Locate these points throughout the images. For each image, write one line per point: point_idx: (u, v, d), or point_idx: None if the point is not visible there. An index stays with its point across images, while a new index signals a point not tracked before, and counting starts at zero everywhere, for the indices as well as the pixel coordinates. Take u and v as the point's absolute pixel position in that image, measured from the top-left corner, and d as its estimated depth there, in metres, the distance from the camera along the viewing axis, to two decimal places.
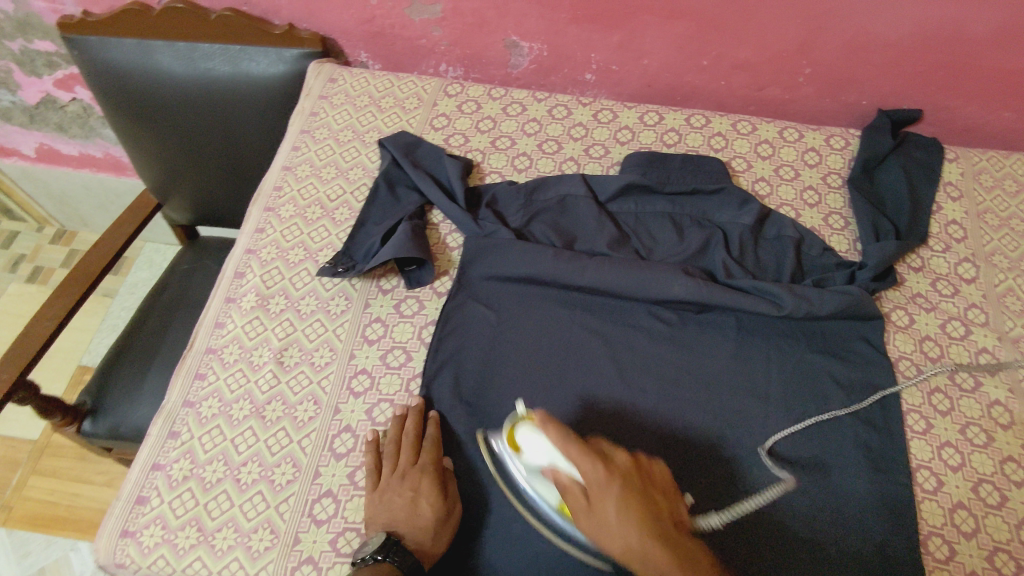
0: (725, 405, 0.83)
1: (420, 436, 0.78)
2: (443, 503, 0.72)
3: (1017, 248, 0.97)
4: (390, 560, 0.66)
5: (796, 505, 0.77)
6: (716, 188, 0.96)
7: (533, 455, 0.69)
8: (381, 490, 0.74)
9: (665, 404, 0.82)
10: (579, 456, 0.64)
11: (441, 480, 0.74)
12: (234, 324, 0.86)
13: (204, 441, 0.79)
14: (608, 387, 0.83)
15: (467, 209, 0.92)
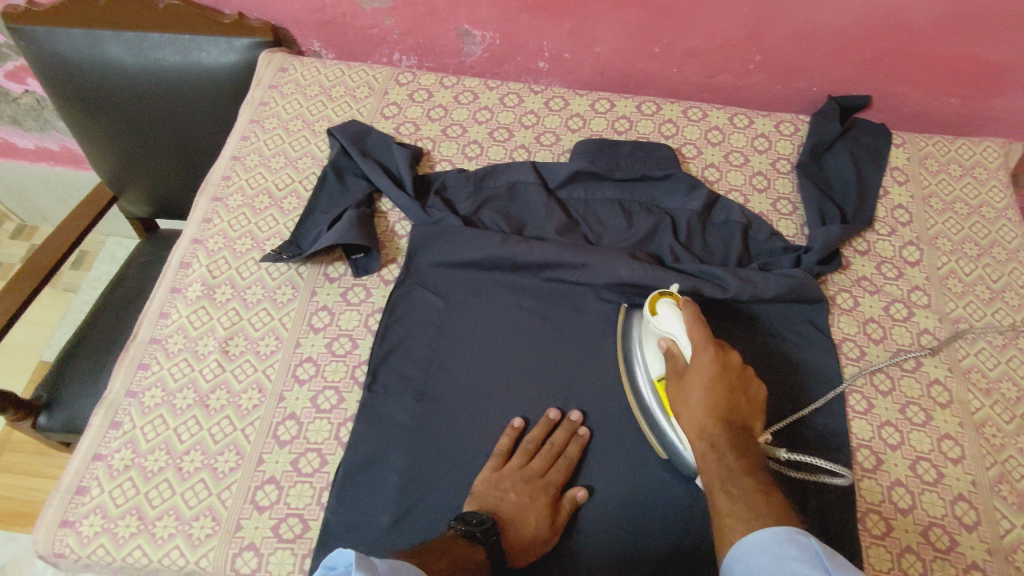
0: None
1: (561, 451, 0.77)
2: (548, 528, 0.71)
3: (959, 231, 0.99)
4: (483, 547, 0.66)
5: None
6: (666, 173, 0.96)
7: (663, 324, 0.78)
8: (500, 478, 0.74)
9: (611, 389, 0.83)
10: (700, 336, 0.74)
11: (556, 505, 0.73)
12: (178, 314, 0.86)
13: (146, 431, 0.78)
14: (554, 372, 0.84)
15: (415, 196, 0.93)
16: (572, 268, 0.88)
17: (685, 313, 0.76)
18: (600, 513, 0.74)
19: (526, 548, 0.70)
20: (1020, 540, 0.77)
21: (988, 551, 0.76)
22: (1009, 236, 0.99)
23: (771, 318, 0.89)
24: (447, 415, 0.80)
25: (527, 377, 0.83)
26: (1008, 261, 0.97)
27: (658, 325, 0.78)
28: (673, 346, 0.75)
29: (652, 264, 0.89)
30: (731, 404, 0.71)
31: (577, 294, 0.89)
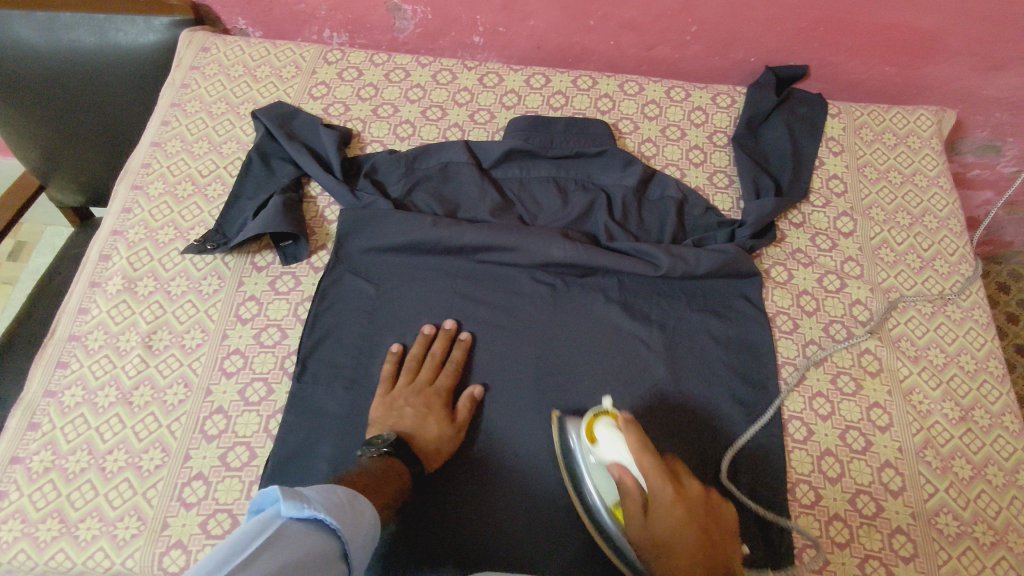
0: (603, 369, 0.83)
1: (444, 359, 0.81)
2: (449, 427, 0.76)
3: (892, 201, 1.00)
4: (394, 458, 0.70)
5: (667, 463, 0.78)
6: (600, 150, 0.95)
7: (607, 452, 0.69)
8: (393, 398, 0.77)
9: (544, 371, 0.82)
10: (652, 467, 0.64)
11: (449, 404, 0.78)
12: (98, 309, 0.83)
13: (66, 431, 0.76)
14: (488, 358, 0.83)
15: (343, 179, 0.91)
16: (505, 249, 0.87)
17: (631, 440, 0.67)
18: (516, 494, 0.76)
19: (437, 453, 0.74)
20: (942, 503, 0.79)
21: (912, 515, 0.78)
22: (939, 205, 1.00)
23: (706, 293, 0.89)
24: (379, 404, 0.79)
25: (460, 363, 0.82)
26: (939, 230, 0.99)
27: (602, 454, 0.69)
28: (623, 476, 0.65)
29: (586, 243, 0.89)
30: (711, 550, 0.61)
31: (509, 275, 0.88)
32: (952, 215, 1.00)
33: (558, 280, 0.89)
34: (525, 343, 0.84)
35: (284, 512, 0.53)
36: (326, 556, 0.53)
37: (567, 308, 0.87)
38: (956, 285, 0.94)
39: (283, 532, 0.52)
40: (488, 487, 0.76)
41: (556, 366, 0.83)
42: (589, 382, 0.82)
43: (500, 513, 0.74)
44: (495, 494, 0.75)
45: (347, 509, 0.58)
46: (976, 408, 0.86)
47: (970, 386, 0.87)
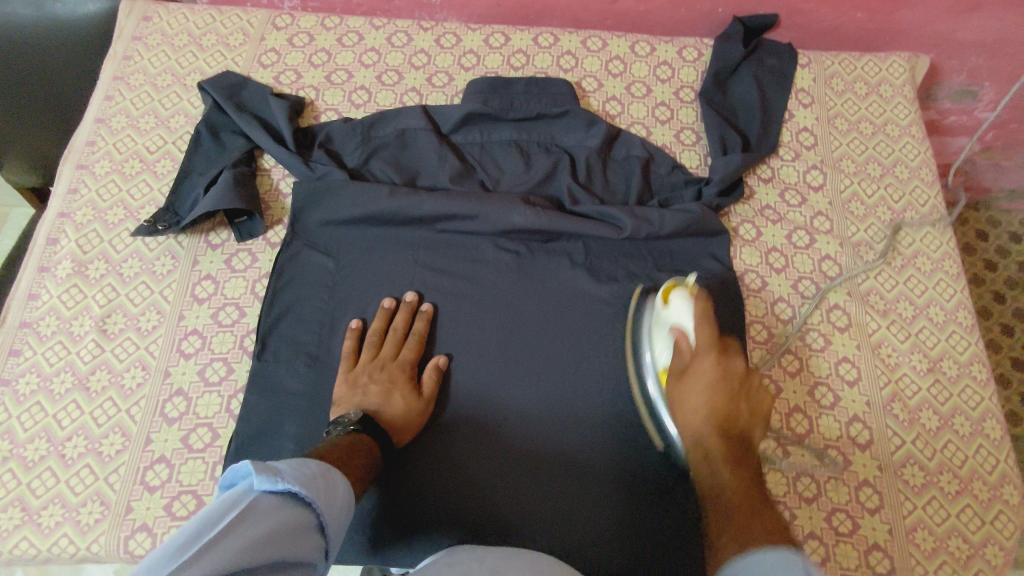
0: (569, 334, 0.82)
1: (407, 332, 0.80)
2: (416, 400, 0.75)
3: (863, 152, 0.98)
4: (365, 433, 0.68)
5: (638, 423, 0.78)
6: (561, 110, 0.93)
7: (674, 315, 0.72)
8: (355, 376, 0.75)
9: (510, 338, 0.81)
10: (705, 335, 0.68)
11: (414, 377, 0.77)
12: (49, 295, 0.81)
13: (24, 419, 0.75)
14: (452, 328, 0.82)
15: (297, 150, 0.88)
16: (465, 216, 0.85)
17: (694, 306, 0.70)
18: (486, 463, 0.75)
19: (406, 428, 0.73)
20: (909, 454, 0.79)
21: (879, 467, 0.79)
22: (911, 153, 0.98)
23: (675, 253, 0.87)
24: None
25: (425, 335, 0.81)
26: (910, 180, 0.97)
27: (671, 316, 0.73)
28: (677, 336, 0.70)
29: (548, 207, 0.87)
30: (732, 415, 0.65)
31: (470, 243, 0.87)
32: (924, 164, 0.98)
33: (522, 246, 0.87)
34: (489, 311, 0.83)
35: (257, 486, 0.50)
36: (299, 531, 0.51)
37: (532, 274, 0.85)
38: (927, 236, 0.93)
39: (255, 508, 0.49)
40: (456, 459, 0.76)
41: (518, 330, 0.82)
42: (552, 344, 0.81)
43: (474, 482, 0.75)
44: (465, 464, 0.75)
45: (322, 480, 0.55)
46: (944, 359, 0.85)
47: (939, 337, 0.86)
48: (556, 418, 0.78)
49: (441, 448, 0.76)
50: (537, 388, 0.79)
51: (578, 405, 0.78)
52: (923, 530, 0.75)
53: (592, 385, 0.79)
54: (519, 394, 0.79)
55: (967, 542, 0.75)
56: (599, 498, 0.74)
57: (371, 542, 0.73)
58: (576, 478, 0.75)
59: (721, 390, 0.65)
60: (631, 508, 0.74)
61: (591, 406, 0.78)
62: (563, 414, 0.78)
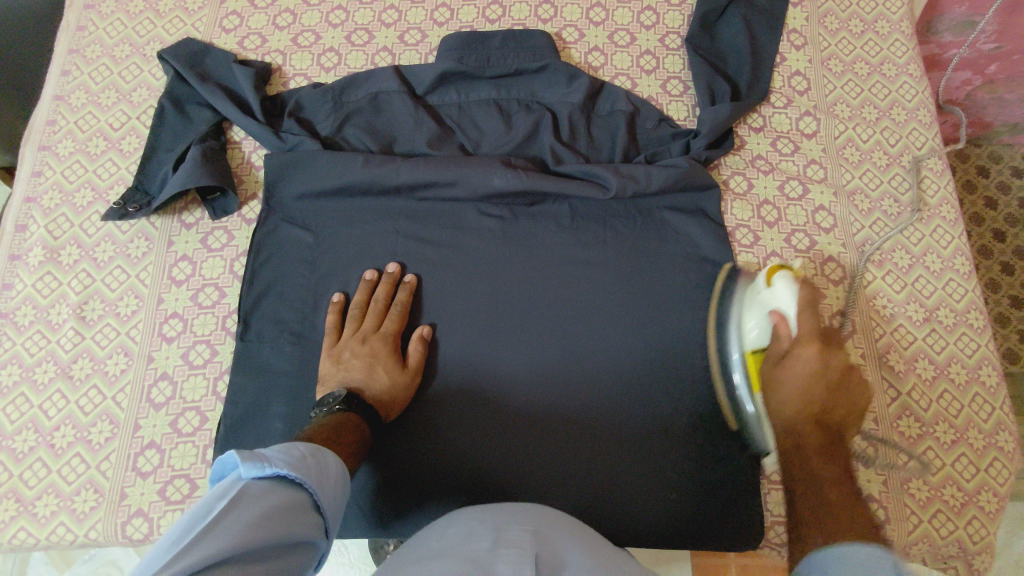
0: (559, 299, 0.80)
1: (390, 303, 0.78)
2: (401, 373, 0.73)
3: (858, 94, 0.94)
4: (349, 411, 0.67)
5: (628, 382, 0.77)
6: (540, 65, 0.88)
7: (777, 298, 0.69)
8: (338, 352, 0.74)
9: (495, 303, 0.80)
10: (809, 324, 0.64)
11: (397, 350, 0.75)
12: (23, 284, 0.79)
13: (9, 411, 0.74)
14: (437, 296, 0.80)
15: (266, 121, 0.84)
16: (445, 183, 0.82)
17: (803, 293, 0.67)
18: (474, 431, 0.75)
19: (393, 402, 0.72)
20: (904, 406, 0.79)
21: (874, 420, 0.78)
22: (908, 94, 0.94)
23: (665, 210, 0.84)
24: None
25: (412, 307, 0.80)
26: (907, 122, 0.93)
27: (774, 300, 0.70)
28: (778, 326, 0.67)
29: (530, 169, 0.84)
30: (827, 409, 0.61)
31: (453, 209, 0.84)
32: (922, 104, 0.94)
33: (506, 211, 0.84)
34: (474, 279, 0.81)
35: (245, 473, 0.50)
36: (295, 511, 0.50)
37: (518, 238, 0.83)
38: (924, 181, 0.90)
39: (245, 492, 0.48)
40: (453, 434, 0.75)
41: (509, 297, 0.80)
42: (544, 309, 0.80)
43: (463, 451, 0.75)
44: (463, 441, 0.75)
45: (311, 461, 0.55)
46: (941, 308, 0.83)
47: (936, 286, 0.84)
48: (554, 387, 0.77)
49: (436, 423, 0.75)
50: (531, 356, 0.78)
51: (576, 370, 0.77)
52: (918, 480, 0.75)
53: (588, 349, 0.78)
54: (515, 364, 0.77)
55: (961, 491, 0.75)
56: (589, 459, 0.75)
57: (363, 514, 0.74)
58: (582, 445, 0.75)
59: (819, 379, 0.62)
60: (629, 466, 0.75)
61: (588, 370, 0.77)
62: (552, 379, 0.77)
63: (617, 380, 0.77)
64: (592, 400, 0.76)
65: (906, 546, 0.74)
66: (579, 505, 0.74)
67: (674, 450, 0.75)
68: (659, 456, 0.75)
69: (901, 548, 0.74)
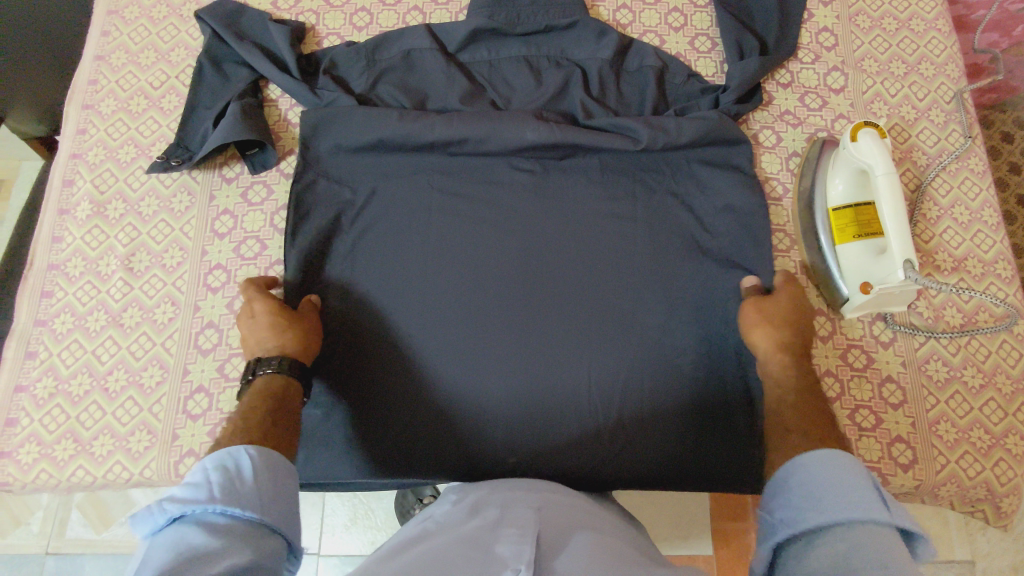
0: (588, 253, 0.82)
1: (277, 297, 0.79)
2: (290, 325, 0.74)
3: (887, 50, 0.94)
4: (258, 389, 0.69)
5: (650, 339, 0.79)
6: (570, 21, 0.89)
7: (861, 153, 0.77)
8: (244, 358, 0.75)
9: (521, 261, 0.81)
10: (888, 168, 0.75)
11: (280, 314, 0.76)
12: (72, 237, 0.82)
13: (64, 357, 0.77)
14: (469, 251, 0.81)
15: (302, 78, 0.86)
16: (477, 138, 0.84)
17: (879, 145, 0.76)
18: (499, 386, 0.77)
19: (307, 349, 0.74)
20: (933, 350, 0.80)
21: (903, 364, 0.80)
22: (937, 49, 0.94)
23: (694, 164, 0.86)
24: (372, 306, 0.80)
25: (439, 265, 0.81)
26: (935, 76, 0.93)
27: (857, 154, 0.78)
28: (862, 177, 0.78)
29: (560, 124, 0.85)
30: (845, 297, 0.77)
31: (484, 161, 0.86)
32: (951, 59, 0.94)
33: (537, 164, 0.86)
34: (509, 232, 0.82)
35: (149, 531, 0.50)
36: (240, 537, 0.50)
37: (547, 187, 0.84)
38: (952, 134, 0.90)
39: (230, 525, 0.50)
40: (484, 388, 0.77)
41: (539, 257, 0.81)
42: (575, 273, 0.81)
43: (489, 404, 0.77)
44: (488, 394, 0.77)
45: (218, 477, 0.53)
46: (969, 259, 0.84)
47: (964, 237, 0.85)
48: (586, 357, 0.78)
49: (466, 378, 0.78)
50: (563, 324, 0.79)
51: (609, 335, 0.79)
52: (946, 423, 0.77)
53: (620, 319, 0.79)
54: (546, 330, 0.79)
55: (988, 433, 0.76)
56: (608, 413, 0.77)
57: (391, 460, 0.77)
58: (603, 399, 0.77)
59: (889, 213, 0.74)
60: (650, 419, 0.77)
61: (619, 341, 0.78)
62: (572, 337, 0.79)
63: (638, 338, 0.79)
64: (614, 356, 0.78)
65: (934, 486, 0.75)
66: (607, 470, 0.76)
67: (694, 406, 0.77)
68: (676, 412, 0.77)
69: (930, 489, 0.76)
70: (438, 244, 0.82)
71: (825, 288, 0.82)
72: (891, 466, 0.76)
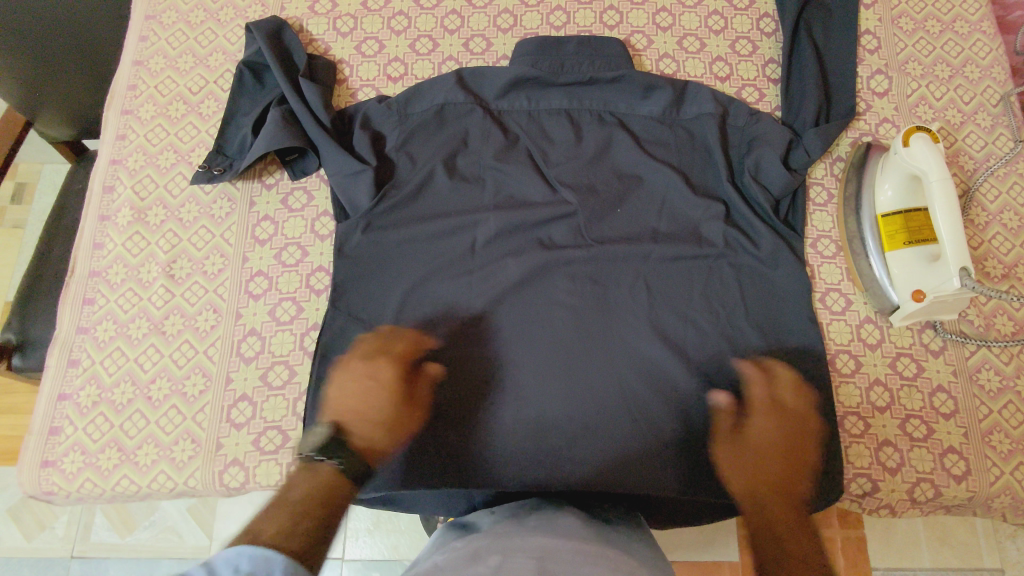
0: (629, 303, 0.78)
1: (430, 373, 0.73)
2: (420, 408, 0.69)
3: (931, 52, 0.93)
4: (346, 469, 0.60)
5: (675, 372, 0.75)
6: (615, 75, 0.85)
7: (915, 159, 0.76)
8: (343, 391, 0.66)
9: (543, 299, 0.79)
10: (946, 175, 0.73)
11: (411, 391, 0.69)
12: (113, 243, 0.82)
13: (107, 365, 0.77)
14: (492, 287, 0.79)
15: (334, 131, 0.83)
16: (522, 179, 0.83)
17: (936, 151, 0.74)
18: (523, 427, 0.74)
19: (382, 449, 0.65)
20: (984, 359, 0.78)
21: (954, 373, 0.78)
22: (982, 51, 0.93)
23: (738, 169, 0.84)
24: (412, 332, 0.77)
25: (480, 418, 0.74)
26: (981, 80, 0.91)
27: (910, 159, 0.76)
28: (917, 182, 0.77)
29: (604, 201, 0.83)
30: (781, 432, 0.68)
31: (525, 288, 0.79)
32: (996, 61, 0.92)
33: (591, 264, 0.80)
34: (556, 266, 0.80)
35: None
36: None
37: (591, 313, 0.78)
38: (1000, 138, 0.89)
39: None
40: (511, 433, 0.74)
41: (585, 392, 0.75)
42: (620, 409, 0.74)
43: (517, 448, 0.73)
44: (514, 440, 0.74)
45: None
46: (1020, 265, 0.83)
47: (1014, 244, 0.84)
48: (625, 435, 0.74)
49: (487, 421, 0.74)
50: (607, 455, 0.73)
51: (669, 487, 0.72)
52: (999, 434, 0.76)
53: (643, 360, 0.76)
54: (604, 481, 0.72)
55: None
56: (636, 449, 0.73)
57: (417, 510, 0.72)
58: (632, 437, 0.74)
59: (947, 221, 0.72)
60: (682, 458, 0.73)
61: (644, 382, 0.75)
62: (592, 373, 0.76)
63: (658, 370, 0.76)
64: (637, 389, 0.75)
65: (989, 499, 0.74)
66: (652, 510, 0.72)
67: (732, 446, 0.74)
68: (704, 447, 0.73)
69: (984, 501, 0.74)
70: (467, 399, 0.75)
71: (873, 296, 0.81)
72: (944, 477, 0.74)
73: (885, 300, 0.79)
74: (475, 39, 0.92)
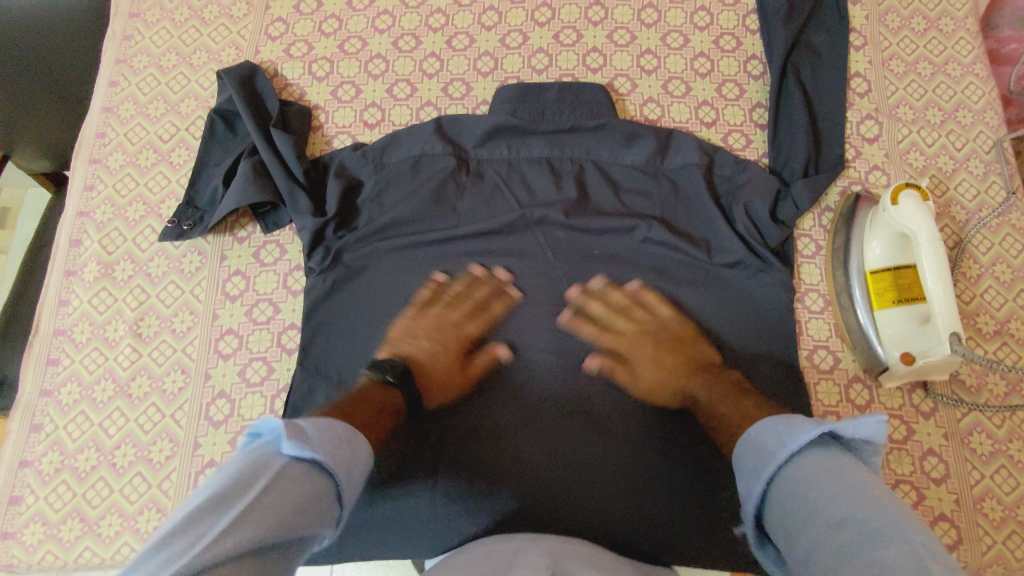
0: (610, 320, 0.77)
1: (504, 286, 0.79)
2: (462, 356, 0.75)
3: (922, 96, 0.91)
4: (396, 388, 0.67)
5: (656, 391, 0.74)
6: (597, 124, 0.83)
7: (905, 219, 0.74)
8: (417, 324, 0.75)
9: (523, 315, 0.78)
10: (937, 241, 0.72)
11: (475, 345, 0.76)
12: (79, 300, 0.79)
13: (70, 430, 0.74)
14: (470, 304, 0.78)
15: (306, 182, 0.80)
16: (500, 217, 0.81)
17: (929, 212, 0.73)
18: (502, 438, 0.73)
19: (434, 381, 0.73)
20: (976, 421, 0.76)
21: (944, 436, 0.76)
22: (975, 95, 0.90)
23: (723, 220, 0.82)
24: None
25: (457, 480, 0.72)
26: (973, 125, 0.89)
27: (899, 219, 0.74)
28: (906, 242, 0.75)
29: (584, 243, 0.80)
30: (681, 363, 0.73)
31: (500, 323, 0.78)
32: (989, 105, 0.90)
33: (568, 294, 0.78)
34: (537, 292, 0.79)
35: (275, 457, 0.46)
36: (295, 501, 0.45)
37: (571, 327, 0.77)
38: (992, 187, 0.86)
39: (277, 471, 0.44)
40: (489, 443, 0.73)
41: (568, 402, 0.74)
42: (602, 421, 0.73)
43: (495, 459, 0.72)
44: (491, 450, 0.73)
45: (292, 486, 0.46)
46: (1013, 320, 0.80)
47: (1007, 298, 0.81)
48: (605, 452, 0.72)
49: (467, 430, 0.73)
50: (586, 471, 0.72)
51: (643, 529, 0.70)
52: (991, 500, 0.73)
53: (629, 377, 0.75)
54: (582, 497, 0.71)
55: None
56: (614, 465, 0.72)
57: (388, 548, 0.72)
58: (611, 453, 0.72)
59: (939, 288, 0.71)
60: (663, 479, 0.71)
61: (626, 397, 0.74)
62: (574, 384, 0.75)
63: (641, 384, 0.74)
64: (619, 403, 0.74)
65: (981, 568, 0.72)
66: (629, 532, 0.70)
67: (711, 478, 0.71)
68: (685, 475, 0.71)
69: (976, 570, 0.72)
70: (438, 435, 0.73)
71: (860, 353, 0.78)
72: None
73: (873, 359, 0.77)
74: (455, 84, 0.89)
